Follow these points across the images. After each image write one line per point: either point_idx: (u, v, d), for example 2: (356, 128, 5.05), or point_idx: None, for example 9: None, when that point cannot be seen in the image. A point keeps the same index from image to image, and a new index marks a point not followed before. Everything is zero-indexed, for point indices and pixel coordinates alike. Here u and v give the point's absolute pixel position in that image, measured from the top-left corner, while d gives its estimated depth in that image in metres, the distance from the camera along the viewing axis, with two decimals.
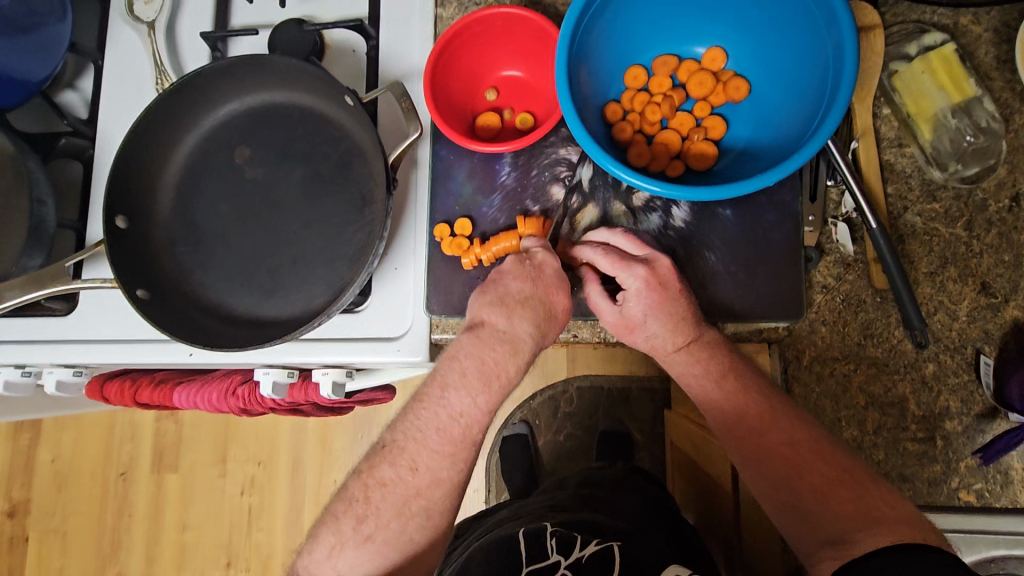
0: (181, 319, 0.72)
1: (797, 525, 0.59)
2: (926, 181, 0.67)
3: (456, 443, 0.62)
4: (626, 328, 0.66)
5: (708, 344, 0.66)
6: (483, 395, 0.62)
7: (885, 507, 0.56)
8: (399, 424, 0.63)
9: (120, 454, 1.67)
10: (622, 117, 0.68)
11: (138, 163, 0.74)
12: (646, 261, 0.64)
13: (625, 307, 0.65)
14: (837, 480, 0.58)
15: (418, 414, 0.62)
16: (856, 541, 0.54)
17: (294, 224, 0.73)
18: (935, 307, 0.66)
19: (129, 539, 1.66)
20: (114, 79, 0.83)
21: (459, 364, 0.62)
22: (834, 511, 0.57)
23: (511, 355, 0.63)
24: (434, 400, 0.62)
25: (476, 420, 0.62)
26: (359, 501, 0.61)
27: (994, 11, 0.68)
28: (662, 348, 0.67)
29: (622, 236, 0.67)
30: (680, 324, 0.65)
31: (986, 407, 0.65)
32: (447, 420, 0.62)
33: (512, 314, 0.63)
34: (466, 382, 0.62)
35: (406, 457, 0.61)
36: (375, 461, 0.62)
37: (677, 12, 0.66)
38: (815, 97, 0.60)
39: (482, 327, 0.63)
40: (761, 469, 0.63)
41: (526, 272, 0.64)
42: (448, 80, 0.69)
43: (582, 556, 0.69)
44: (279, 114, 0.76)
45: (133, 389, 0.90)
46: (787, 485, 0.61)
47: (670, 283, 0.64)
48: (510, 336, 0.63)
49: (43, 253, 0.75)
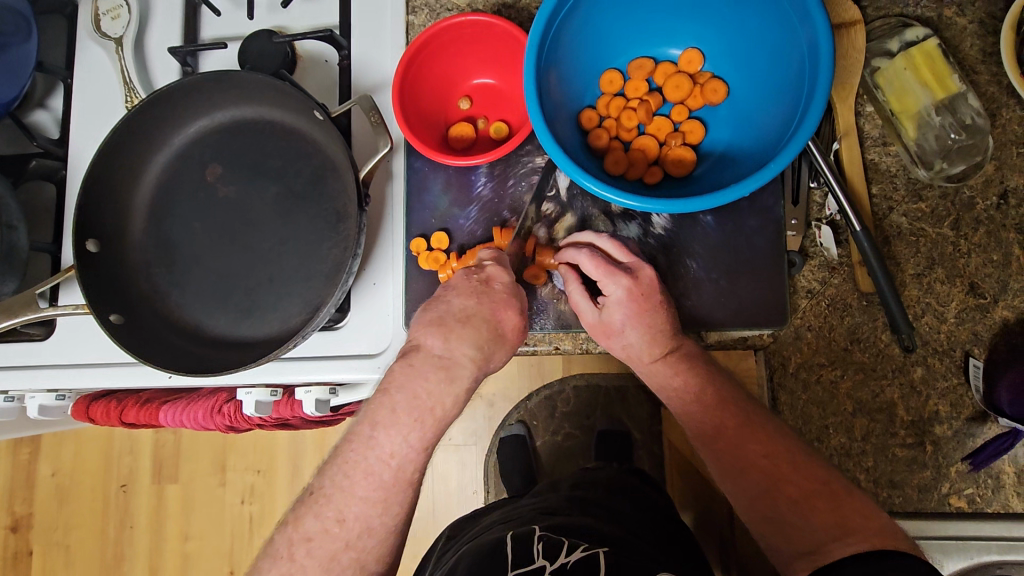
0: (156, 342, 0.71)
1: (774, 536, 0.58)
2: (912, 180, 0.65)
3: (387, 488, 0.58)
4: (604, 333, 0.65)
5: (687, 356, 0.64)
6: (415, 431, 0.59)
7: (862, 519, 0.54)
8: (326, 471, 0.59)
9: (119, 466, 1.67)
10: (598, 124, 0.67)
11: (109, 185, 0.73)
12: (629, 270, 0.63)
13: (605, 311, 0.64)
14: (813, 492, 0.57)
15: (347, 458, 0.58)
16: (828, 552, 0.53)
17: (267, 242, 0.72)
18: (923, 309, 0.64)
19: (133, 550, 1.67)
20: (84, 98, 0.82)
21: (389, 398, 0.59)
22: (810, 523, 0.55)
23: (447, 383, 0.60)
24: (363, 440, 0.59)
25: (410, 460, 0.59)
26: (283, 558, 0.56)
27: (979, 3, 0.66)
28: (639, 358, 0.66)
29: (609, 240, 0.66)
30: (658, 335, 0.64)
31: (976, 410, 0.63)
32: (376, 464, 0.58)
33: (449, 336, 0.61)
34: (395, 418, 0.58)
35: (332, 509, 0.57)
36: (300, 514, 0.58)
37: (651, 14, 0.65)
38: (793, 98, 0.58)
39: (417, 352, 0.61)
40: (738, 482, 0.61)
41: (472, 288, 0.64)
42: (417, 90, 0.67)
43: (567, 562, 0.72)
44: (250, 129, 0.75)
45: (120, 409, 0.90)
46: (765, 498, 0.59)
47: (652, 296, 0.63)
48: (446, 360, 0.60)
49: (16, 279, 0.74)
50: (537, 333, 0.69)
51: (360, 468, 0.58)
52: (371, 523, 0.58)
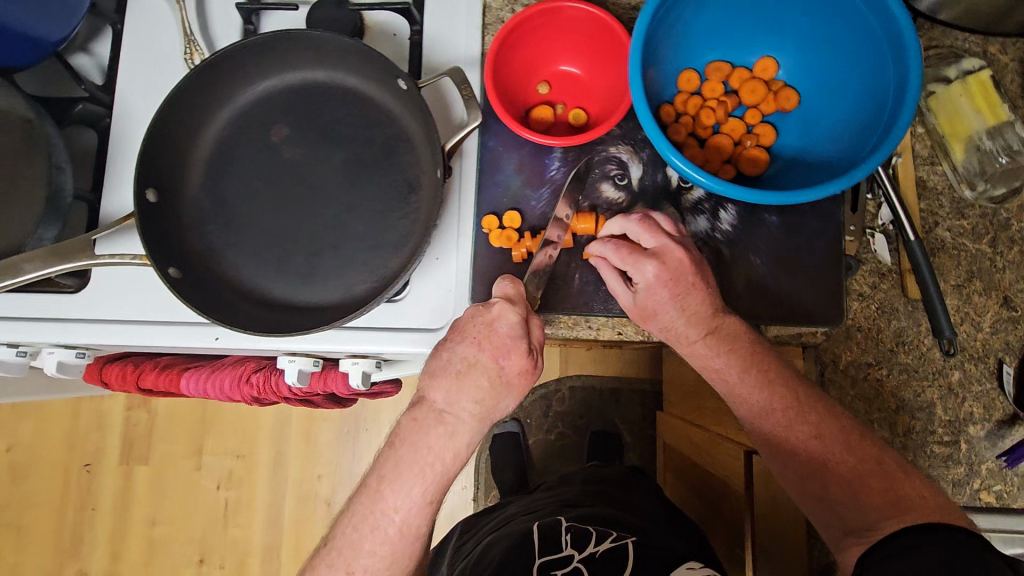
0: (213, 299, 0.69)
1: (825, 515, 0.63)
2: (957, 199, 0.71)
3: (395, 537, 0.63)
4: (642, 316, 0.66)
5: (728, 334, 0.66)
6: (417, 486, 0.62)
7: (914, 496, 0.59)
8: (342, 523, 0.65)
9: (85, 444, 1.58)
10: (676, 120, 0.69)
11: (169, 136, 0.70)
12: (655, 255, 0.63)
13: (638, 295, 0.65)
14: (865, 472, 0.62)
15: (356, 512, 0.64)
16: (881, 529, 0.58)
17: (334, 208, 0.71)
18: (962, 318, 0.69)
19: (93, 534, 1.57)
20: (133, 44, 0.78)
21: (394, 453, 0.63)
22: (863, 501, 0.61)
23: (450, 438, 0.63)
24: (371, 494, 0.63)
25: (413, 515, 0.63)
26: None
27: (1020, 44, 0.73)
28: (681, 340, 0.67)
29: (636, 222, 0.65)
30: (696, 316, 0.65)
31: (1005, 413, 0.68)
32: (381, 517, 0.63)
33: (450, 390, 0.63)
34: (398, 475, 0.62)
35: (342, 560, 0.64)
36: (317, 562, 0.66)
37: (736, 19, 0.67)
38: (872, 112, 0.61)
39: (421, 406, 0.64)
40: (790, 462, 0.65)
41: (476, 335, 0.64)
42: (505, 69, 0.68)
43: (596, 551, 0.76)
44: (321, 94, 0.74)
45: (137, 372, 0.86)
46: (817, 478, 0.64)
47: (683, 276, 0.63)
48: (448, 415, 0.63)
49: (59, 225, 0.70)
50: (601, 316, 0.71)
51: (367, 523, 0.63)
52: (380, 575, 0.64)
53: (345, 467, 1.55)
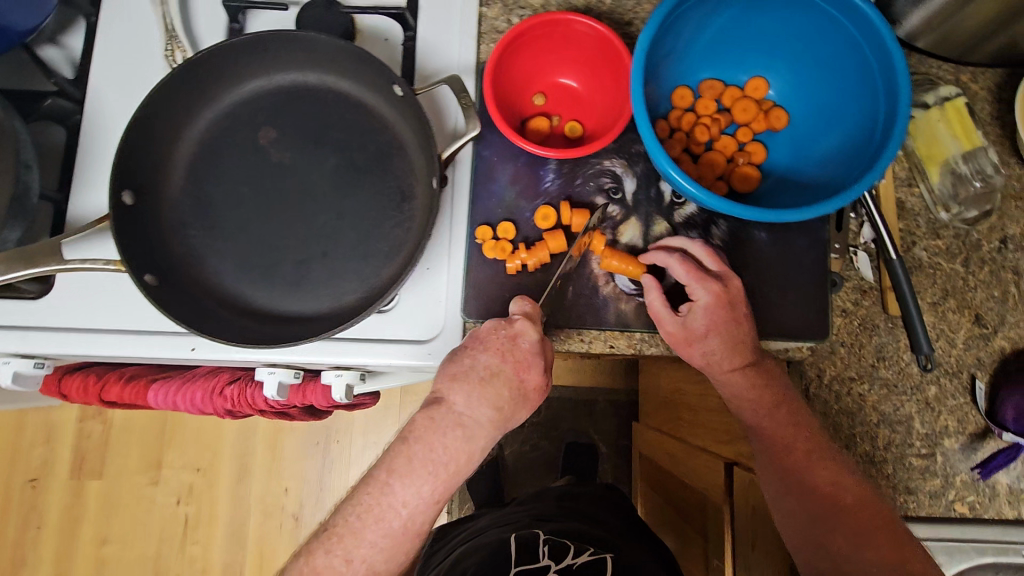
0: (194, 308, 0.65)
1: (821, 562, 0.61)
2: (932, 220, 0.74)
3: (399, 533, 0.61)
4: (685, 342, 0.65)
5: (765, 371, 0.65)
6: (427, 483, 0.61)
7: (918, 564, 0.59)
8: (346, 508, 0.62)
9: (31, 458, 1.49)
10: (671, 135, 0.70)
11: (149, 136, 0.67)
12: (719, 279, 0.64)
13: (688, 318, 0.64)
14: (873, 524, 0.61)
15: (360, 501, 0.61)
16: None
17: (324, 215, 0.68)
18: (938, 334, 0.72)
19: (37, 554, 1.48)
20: (110, 38, 0.75)
21: (408, 449, 0.62)
22: (866, 557, 0.60)
23: (465, 441, 0.63)
24: (378, 486, 0.61)
25: (420, 512, 0.62)
26: None
27: (989, 74, 0.77)
28: (717, 366, 0.65)
29: (702, 246, 0.66)
30: (740, 345, 0.64)
31: (978, 427, 0.70)
32: (389, 510, 0.61)
33: (472, 394, 0.63)
34: (412, 470, 0.61)
35: (343, 547, 0.60)
36: (314, 547, 0.61)
37: (730, 39, 0.69)
38: (862, 136, 0.63)
39: (439, 406, 0.63)
40: (802, 503, 0.63)
41: (500, 343, 0.65)
42: (504, 79, 0.67)
43: (573, 563, 0.79)
44: (312, 96, 0.72)
45: (100, 385, 0.81)
46: (823, 522, 0.62)
47: (738, 306, 0.64)
48: (467, 419, 0.63)
49: (23, 226, 0.65)
50: (594, 330, 0.70)
51: (372, 513, 0.61)
52: (375, 566, 0.61)
53: (313, 480, 1.50)
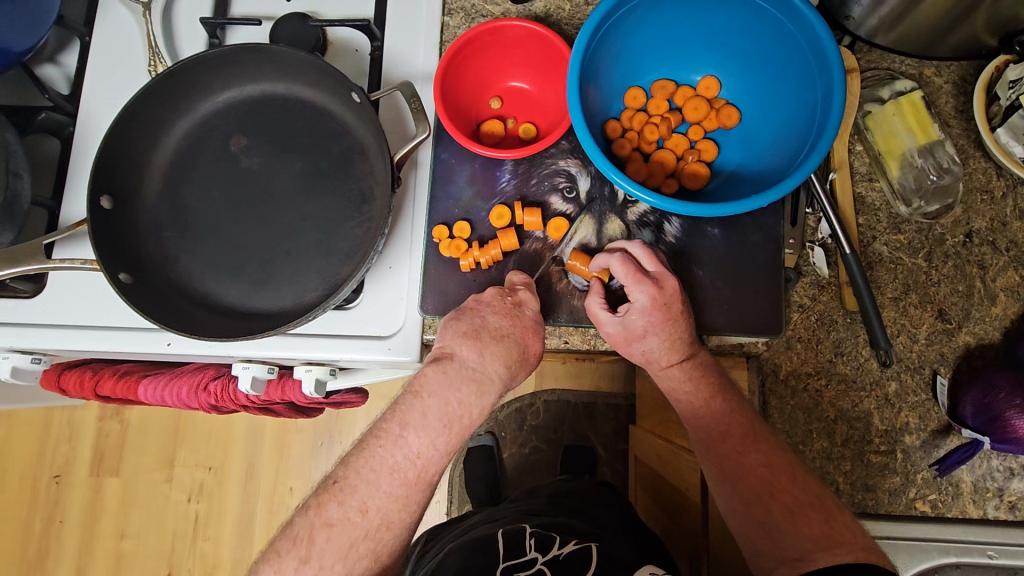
0: (165, 305, 0.70)
1: (761, 540, 0.63)
2: (893, 215, 0.73)
3: (409, 486, 0.60)
4: (626, 340, 0.67)
5: (701, 364, 0.68)
6: (443, 436, 0.61)
7: (847, 532, 0.59)
8: (352, 461, 0.60)
9: (54, 455, 1.57)
10: (621, 134, 0.72)
11: (128, 145, 0.72)
12: (656, 279, 0.65)
13: (627, 318, 0.66)
14: (806, 503, 0.62)
15: (374, 453, 0.60)
16: (814, 560, 0.58)
17: (289, 217, 0.72)
18: (898, 330, 0.71)
19: (59, 548, 1.55)
20: (101, 56, 0.80)
21: (421, 402, 0.61)
22: (800, 531, 0.60)
23: (477, 396, 0.62)
24: (392, 438, 0.60)
25: (433, 463, 0.61)
26: (302, 540, 0.57)
27: (953, 66, 0.76)
28: (656, 363, 0.68)
29: (639, 248, 0.67)
30: (677, 343, 0.67)
31: (940, 423, 0.70)
32: (402, 461, 0.59)
33: (484, 350, 0.64)
34: (426, 422, 0.60)
35: (356, 499, 0.58)
36: (324, 499, 0.59)
37: (677, 40, 0.70)
38: (802, 132, 0.64)
39: (451, 360, 0.63)
40: (737, 486, 0.65)
41: (507, 308, 0.67)
42: (457, 83, 0.71)
43: (560, 553, 0.72)
44: (280, 105, 0.76)
45: (94, 380, 0.86)
46: (760, 503, 0.63)
47: (674, 306, 0.65)
48: (479, 374, 0.63)
49: (15, 229, 0.71)
50: (549, 326, 0.72)
51: (386, 464, 0.59)
52: (390, 517, 0.59)
53: (316, 480, 1.53)
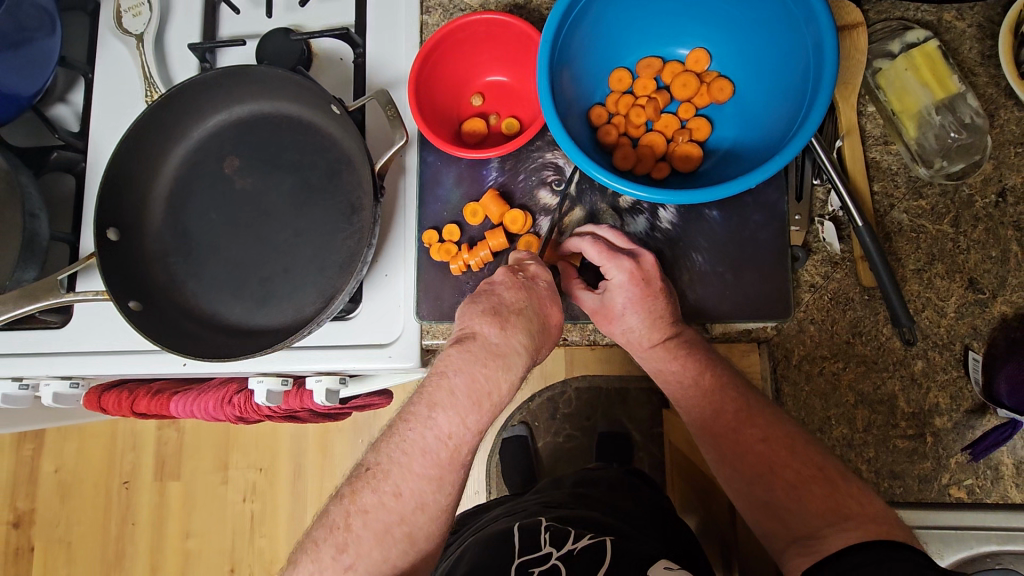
0: (175, 329, 0.73)
1: (770, 522, 0.60)
2: (912, 178, 0.67)
3: (442, 466, 0.57)
4: (606, 318, 0.65)
5: (687, 342, 0.66)
6: (473, 414, 0.57)
7: (856, 504, 0.56)
8: (383, 446, 0.58)
9: (122, 462, 1.68)
10: (607, 120, 0.69)
11: (130, 176, 0.75)
12: (631, 255, 0.63)
13: (606, 295, 0.64)
14: (810, 477, 0.59)
15: (405, 436, 0.57)
16: (823, 538, 0.55)
17: (283, 233, 0.74)
18: (924, 304, 0.66)
19: (134, 547, 1.67)
20: (104, 91, 0.84)
21: (447, 382, 0.57)
22: (806, 509, 0.58)
23: (502, 371, 0.58)
24: (420, 419, 0.57)
25: (466, 442, 0.57)
26: (340, 528, 0.55)
27: (977, 7, 0.68)
28: (638, 343, 0.67)
29: (610, 229, 0.66)
30: (658, 320, 0.64)
31: (975, 403, 0.65)
32: (433, 442, 0.57)
33: (505, 325, 0.60)
34: (455, 400, 0.57)
35: (389, 483, 0.56)
36: (357, 487, 0.57)
37: (660, 14, 0.67)
38: (798, 96, 0.59)
39: (473, 339, 0.59)
40: (738, 467, 0.63)
41: (519, 283, 0.63)
42: (433, 83, 0.70)
43: (574, 548, 0.69)
44: (267, 124, 0.77)
45: (130, 399, 0.90)
46: (762, 482, 0.61)
47: (653, 281, 0.63)
48: (502, 349, 0.59)
49: (38, 266, 0.75)
50: None
51: (417, 446, 0.56)
52: (424, 499, 0.56)
53: None
